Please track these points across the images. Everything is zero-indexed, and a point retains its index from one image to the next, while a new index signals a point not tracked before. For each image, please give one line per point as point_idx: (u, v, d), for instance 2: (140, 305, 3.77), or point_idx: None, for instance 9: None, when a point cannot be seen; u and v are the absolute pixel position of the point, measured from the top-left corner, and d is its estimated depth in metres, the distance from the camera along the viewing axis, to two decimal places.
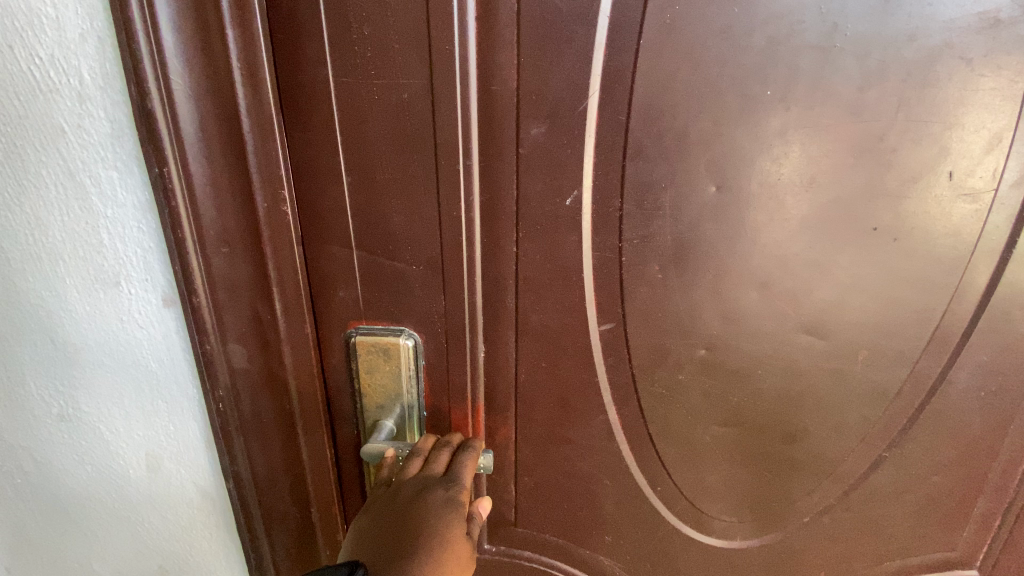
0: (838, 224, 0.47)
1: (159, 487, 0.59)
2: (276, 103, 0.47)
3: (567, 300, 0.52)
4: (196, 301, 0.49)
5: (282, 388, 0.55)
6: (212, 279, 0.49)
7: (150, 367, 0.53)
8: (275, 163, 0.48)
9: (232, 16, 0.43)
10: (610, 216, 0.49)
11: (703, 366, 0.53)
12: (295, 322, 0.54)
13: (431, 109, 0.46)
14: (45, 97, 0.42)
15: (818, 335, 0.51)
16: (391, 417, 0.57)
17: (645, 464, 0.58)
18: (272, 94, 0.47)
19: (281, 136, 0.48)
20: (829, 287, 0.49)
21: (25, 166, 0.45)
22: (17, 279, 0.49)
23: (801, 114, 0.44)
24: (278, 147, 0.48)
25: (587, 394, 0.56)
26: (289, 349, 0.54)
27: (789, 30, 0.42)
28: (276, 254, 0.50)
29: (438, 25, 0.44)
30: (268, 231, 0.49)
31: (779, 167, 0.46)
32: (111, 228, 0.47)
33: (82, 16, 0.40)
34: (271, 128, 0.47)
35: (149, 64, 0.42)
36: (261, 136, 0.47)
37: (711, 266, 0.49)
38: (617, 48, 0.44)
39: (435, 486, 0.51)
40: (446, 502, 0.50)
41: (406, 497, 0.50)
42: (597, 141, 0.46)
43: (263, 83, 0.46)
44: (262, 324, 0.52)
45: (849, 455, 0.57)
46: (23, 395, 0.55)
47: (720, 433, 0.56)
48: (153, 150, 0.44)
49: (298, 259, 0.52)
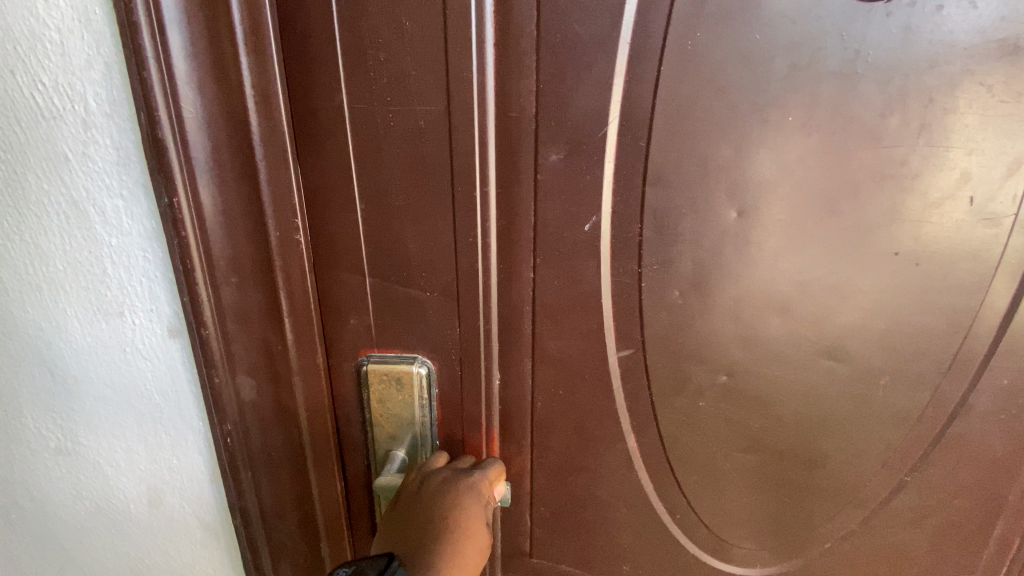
0: (859, 248, 0.47)
1: (160, 523, 0.57)
2: (289, 129, 0.46)
3: (585, 327, 0.51)
4: (204, 332, 0.48)
5: (292, 422, 0.53)
6: (221, 308, 0.48)
7: (154, 400, 0.51)
8: (287, 189, 0.47)
9: (246, 42, 0.42)
10: (629, 242, 0.48)
11: (724, 392, 0.52)
12: (306, 350, 0.52)
13: (448, 135, 0.46)
14: (50, 124, 0.42)
15: (840, 360, 0.50)
16: (401, 447, 0.56)
17: (664, 492, 0.57)
18: (285, 120, 0.46)
19: (293, 163, 0.47)
20: (850, 312, 0.49)
21: (27, 194, 0.44)
22: (17, 308, 0.48)
23: (822, 140, 0.44)
24: (291, 173, 0.47)
25: (605, 421, 0.54)
26: (300, 381, 0.52)
27: (810, 57, 0.42)
28: (288, 282, 0.49)
29: (456, 51, 0.43)
30: (280, 259, 0.48)
31: (800, 192, 0.45)
32: (116, 257, 0.46)
33: (88, 42, 0.40)
34: (285, 154, 0.46)
35: (159, 91, 0.40)
36: (274, 163, 0.46)
37: (733, 292, 0.49)
38: (638, 74, 0.43)
39: (465, 474, 0.52)
40: (475, 492, 0.51)
41: (439, 479, 0.51)
42: (618, 166, 0.46)
43: (277, 109, 0.45)
44: (273, 356, 0.50)
45: (871, 480, 0.56)
46: (20, 429, 0.53)
47: (741, 459, 0.55)
48: (163, 178, 0.43)
49: (310, 285, 0.51)
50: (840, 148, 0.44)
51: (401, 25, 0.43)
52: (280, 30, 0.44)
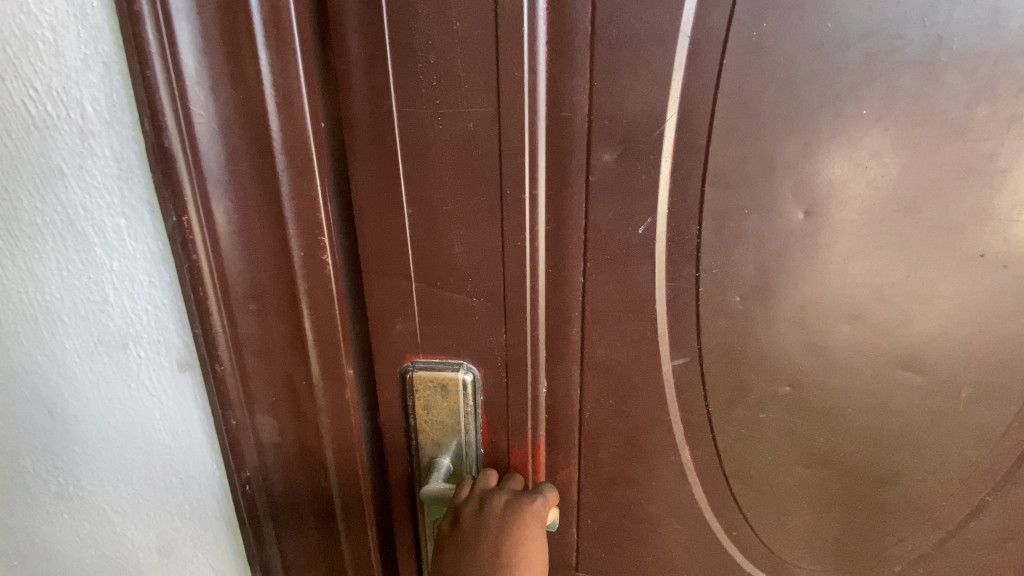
0: (939, 250, 0.43)
1: (175, 546, 0.57)
2: (316, 136, 0.45)
3: (637, 333, 0.49)
4: (217, 349, 0.49)
5: (313, 434, 0.52)
6: (237, 325, 0.48)
7: (162, 436, 0.52)
8: (314, 202, 0.46)
9: (267, 40, 0.41)
10: (686, 244, 0.46)
11: (787, 404, 0.49)
12: (331, 365, 0.51)
13: (497, 137, 0.44)
14: (51, 137, 0.42)
15: (916, 370, 0.47)
16: (448, 454, 0.55)
17: (719, 507, 0.54)
18: (311, 126, 0.44)
19: (320, 176, 0.46)
20: (928, 318, 0.45)
21: (28, 213, 0.44)
22: (18, 328, 0.48)
23: (898, 134, 0.41)
24: (318, 186, 0.46)
25: (657, 431, 0.52)
26: (322, 395, 0.51)
27: (887, 46, 0.39)
28: (312, 295, 0.48)
29: (507, 50, 0.42)
30: (303, 273, 0.47)
31: (871, 188, 0.43)
32: (119, 281, 0.46)
33: (83, 47, 0.40)
34: (308, 161, 0.45)
35: (166, 104, 0.41)
36: (297, 173, 0.45)
37: (798, 297, 0.46)
38: (698, 69, 0.41)
39: (523, 496, 0.50)
40: (537, 516, 0.49)
41: (498, 505, 0.49)
42: (675, 166, 0.44)
43: (300, 111, 0.43)
44: (293, 369, 0.50)
45: (948, 500, 0.51)
46: (26, 456, 0.53)
47: (804, 474, 0.52)
48: (172, 194, 0.43)
49: (338, 297, 0.50)
50: (920, 142, 0.41)
51: (451, 25, 0.42)
52: (307, 33, 0.43)
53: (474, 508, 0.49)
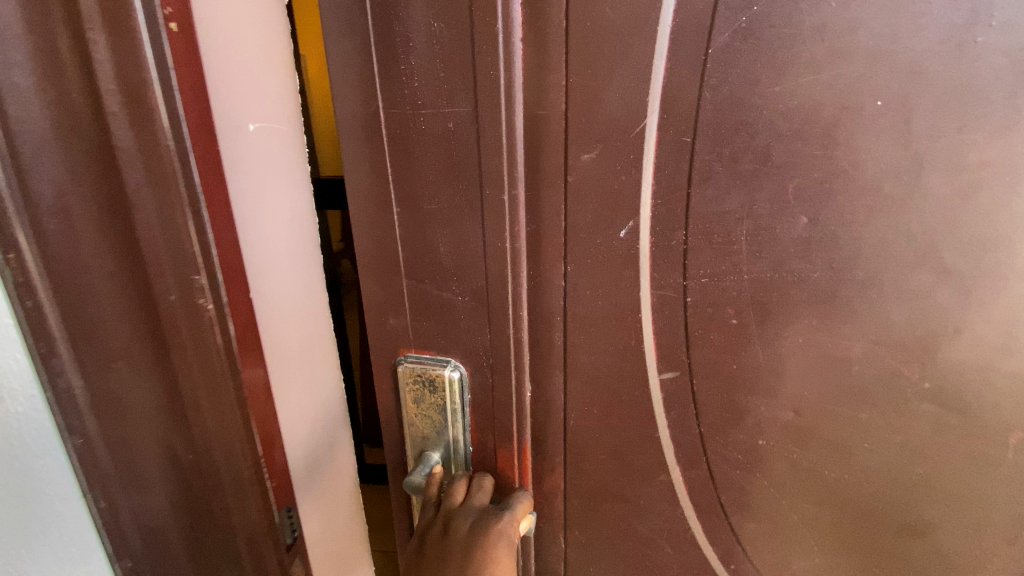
0: (978, 266, 0.37)
1: None
2: (175, 136, 0.37)
3: (622, 342, 0.46)
4: (69, 389, 0.44)
5: (193, 478, 0.47)
6: (85, 362, 0.43)
7: (54, 506, 0.47)
8: (173, 217, 0.39)
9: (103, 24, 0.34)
10: (672, 250, 0.42)
11: (789, 430, 0.45)
12: (218, 402, 0.44)
13: (476, 137, 0.44)
14: None
15: (949, 407, 0.40)
16: (437, 448, 0.56)
17: (714, 535, 0.50)
18: (167, 121, 0.37)
19: (186, 185, 0.38)
20: (966, 346, 0.38)
21: None
22: None
23: (924, 129, 0.35)
24: (184, 196, 0.38)
25: (645, 447, 0.49)
26: (208, 434, 0.45)
27: (907, 26, 0.33)
28: (185, 322, 0.42)
29: (483, 48, 0.41)
30: (181, 300, 0.41)
31: (892, 191, 0.37)
32: None
33: None
34: (166, 169, 0.38)
35: None
36: (156, 183, 0.38)
37: (800, 313, 0.41)
38: (681, 61, 0.38)
39: (491, 517, 0.50)
40: (504, 535, 0.49)
41: (461, 531, 0.49)
42: (658, 166, 0.41)
43: (150, 103, 0.36)
44: (175, 405, 0.45)
45: (994, 563, 0.43)
46: None
47: (811, 512, 0.47)
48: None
49: (223, 329, 0.42)
50: (951, 139, 0.35)
51: (428, 26, 0.42)
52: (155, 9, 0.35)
53: (440, 533, 0.50)
